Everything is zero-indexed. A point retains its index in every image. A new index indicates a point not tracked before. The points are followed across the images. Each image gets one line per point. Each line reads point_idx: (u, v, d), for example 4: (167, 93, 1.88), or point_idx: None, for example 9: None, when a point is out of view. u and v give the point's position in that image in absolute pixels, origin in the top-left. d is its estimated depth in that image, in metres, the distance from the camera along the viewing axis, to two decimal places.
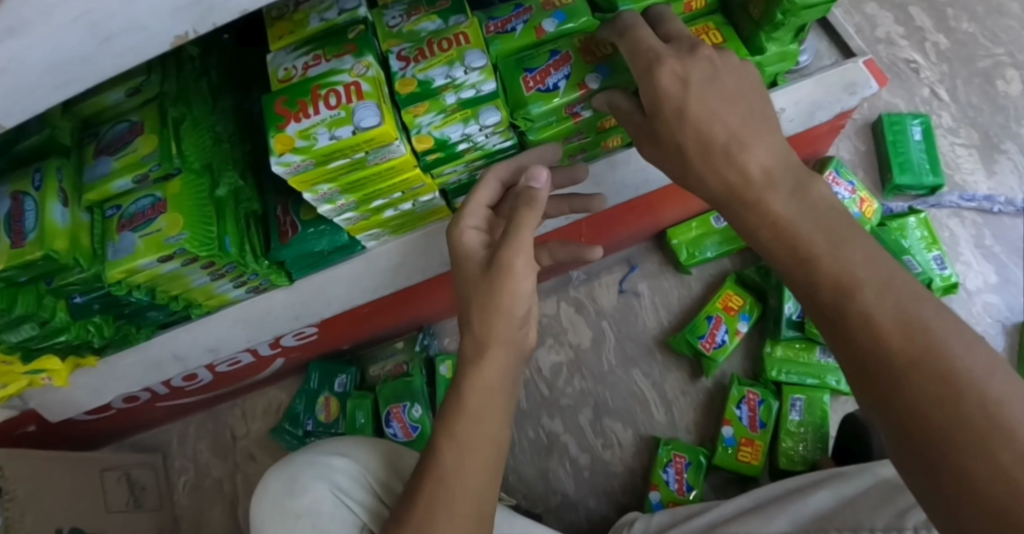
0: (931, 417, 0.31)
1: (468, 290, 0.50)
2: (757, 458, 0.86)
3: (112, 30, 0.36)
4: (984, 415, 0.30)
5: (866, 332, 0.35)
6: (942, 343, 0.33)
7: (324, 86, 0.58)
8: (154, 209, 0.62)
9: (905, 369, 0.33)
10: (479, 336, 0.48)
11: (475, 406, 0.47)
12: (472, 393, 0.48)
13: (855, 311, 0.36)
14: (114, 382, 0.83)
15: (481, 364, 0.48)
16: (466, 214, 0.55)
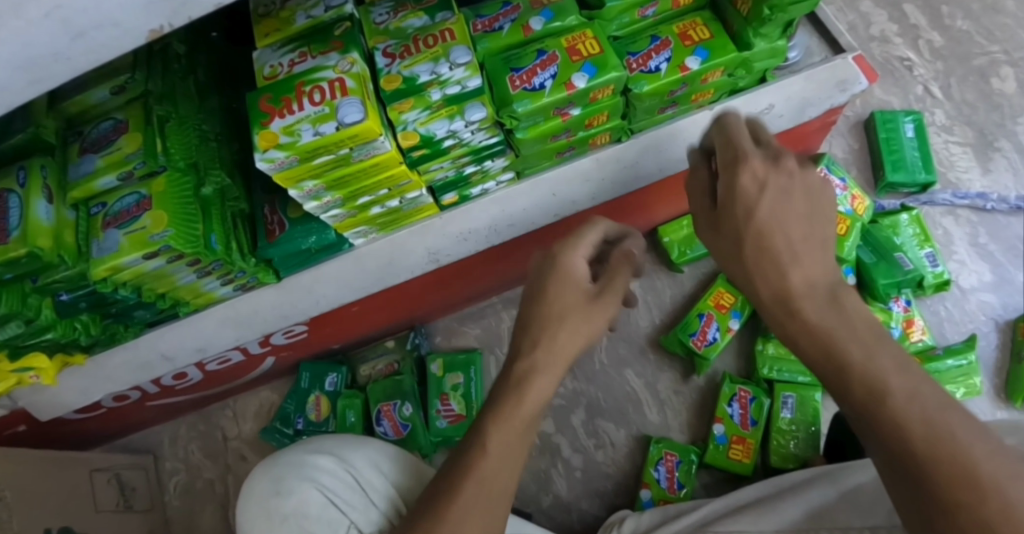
0: (955, 520, 0.31)
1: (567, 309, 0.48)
2: (749, 456, 0.86)
3: (86, 25, 0.36)
4: (1008, 520, 0.30)
5: (888, 428, 0.33)
6: (964, 446, 0.31)
7: (308, 83, 0.58)
8: (139, 207, 0.62)
9: (931, 475, 0.32)
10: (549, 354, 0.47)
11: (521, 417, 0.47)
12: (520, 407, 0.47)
13: (879, 410, 0.34)
14: (103, 383, 0.83)
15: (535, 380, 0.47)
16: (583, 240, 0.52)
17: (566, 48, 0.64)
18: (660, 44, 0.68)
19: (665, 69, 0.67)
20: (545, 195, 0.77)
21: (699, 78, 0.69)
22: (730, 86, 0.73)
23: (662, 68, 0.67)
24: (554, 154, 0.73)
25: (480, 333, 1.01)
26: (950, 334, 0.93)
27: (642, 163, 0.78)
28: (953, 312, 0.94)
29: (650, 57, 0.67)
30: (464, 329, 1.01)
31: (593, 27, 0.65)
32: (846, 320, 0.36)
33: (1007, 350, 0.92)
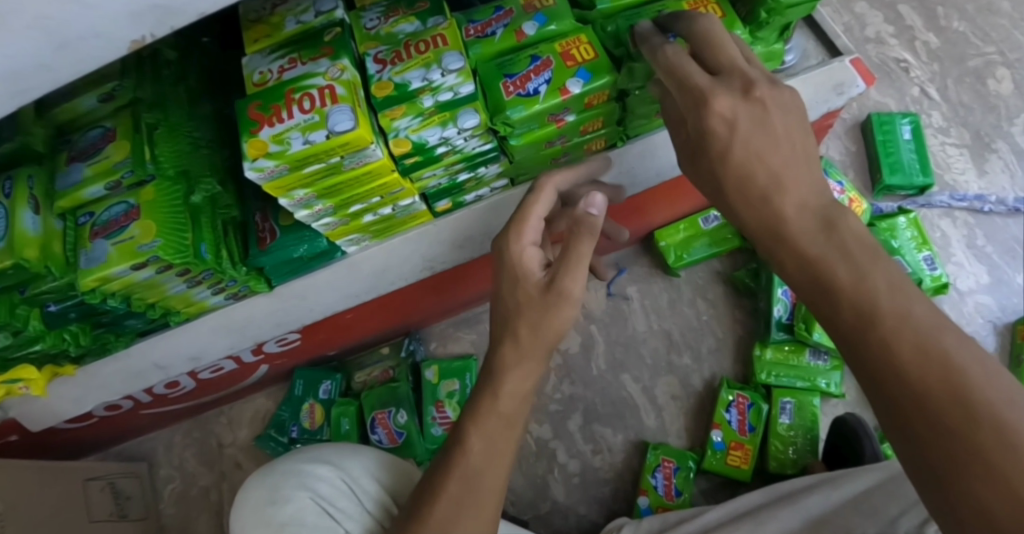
0: (942, 412, 0.29)
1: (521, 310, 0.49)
2: (747, 462, 0.85)
3: (69, 36, 0.35)
4: (989, 420, 0.28)
5: (878, 345, 0.32)
6: (959, 365, 0.30)
7: (298, 90, 0.57)
8: (128, 216, 0.61)
9: (916, 379, 0.30)
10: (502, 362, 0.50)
11: (478, 458, 0.49)
12: (475, 441, 0.49)
13: (887, 313, 0.32)
14: (96, 392, 0.82)
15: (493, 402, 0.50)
16: (528, 226, 0.52)
17: (559, 52, 0.63)
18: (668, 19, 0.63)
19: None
20: None
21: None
22: None
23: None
24: (549, 160, 0.72)
25: (476, 338, 1.00)
26: None
27: (637, 169, 0.77)
28: (951, 315, 0.93)
29: None
30: (459, 335, 1.00)
31: (588, 32, 0.64)
32: (836, 241, 0.36)
33: (1006, 353, 0.91)
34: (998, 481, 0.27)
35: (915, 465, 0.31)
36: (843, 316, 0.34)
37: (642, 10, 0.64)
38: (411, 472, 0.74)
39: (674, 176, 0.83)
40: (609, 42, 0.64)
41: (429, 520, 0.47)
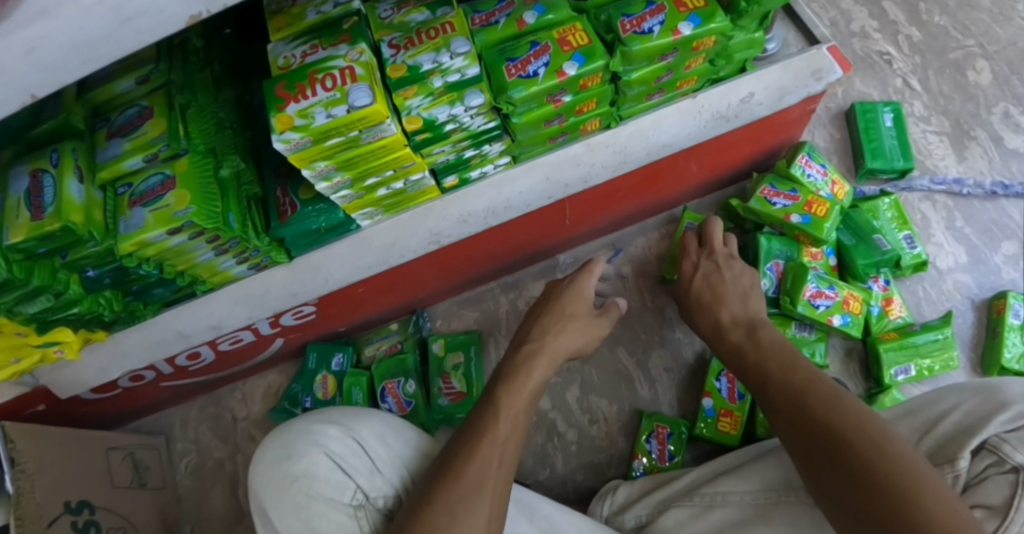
0: (890, 478, 0.46)
1: (560, 312, 0.83)
2: (736, 427, 0.90)
3: (132, 12, 0.41)
4: (928, 492, 0.44)
5: (800, 403, 0.57)
6: (910, 464, 0.47)
7: (320, 71, 0.63)
8: (163, 186, 0.67)
9: (856, 442, 0.50)
10: (533, 351, 0.76)
11: (505, 429, 0.63)
12: (502, 419, 0.63)
13: (818, 391, 0.57)
14: (122, 361, 0.87)
15: (510, 381, 0.70)
16: (584, 278, 0.88)
17: (557, 39, 0.69)
18: (655, 9, 0.69)
19: (658, 32, 0.68)
20: (541, 178, 0.82)
21: (690, 46, 0.70)
22: (711, 74, 0.79)
23: (655, 30, 0.68)
24: (548, 139, 0.78)
25: (479, 316, 1.05)
26: (928, 312, 0.97)
27: (630, 149, 0.82)
28: (929, 292, 0.98)
29: (644, 20, 0.68)
30: (463, 312, 1.06)
31: (582, 20, 0.70)
32: (791, 367, 0.63)
33: (982, 326, 0.96)
34: (920, 518, 0.42)
35: (849, 503, 0.47)
36: (787, 391, 0.60)
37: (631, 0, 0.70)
38: (436, 444, 0.81)
39: (664, 158, 0.88)
40: (602, 30, 0.71)
41: (464, 476, 0.56)
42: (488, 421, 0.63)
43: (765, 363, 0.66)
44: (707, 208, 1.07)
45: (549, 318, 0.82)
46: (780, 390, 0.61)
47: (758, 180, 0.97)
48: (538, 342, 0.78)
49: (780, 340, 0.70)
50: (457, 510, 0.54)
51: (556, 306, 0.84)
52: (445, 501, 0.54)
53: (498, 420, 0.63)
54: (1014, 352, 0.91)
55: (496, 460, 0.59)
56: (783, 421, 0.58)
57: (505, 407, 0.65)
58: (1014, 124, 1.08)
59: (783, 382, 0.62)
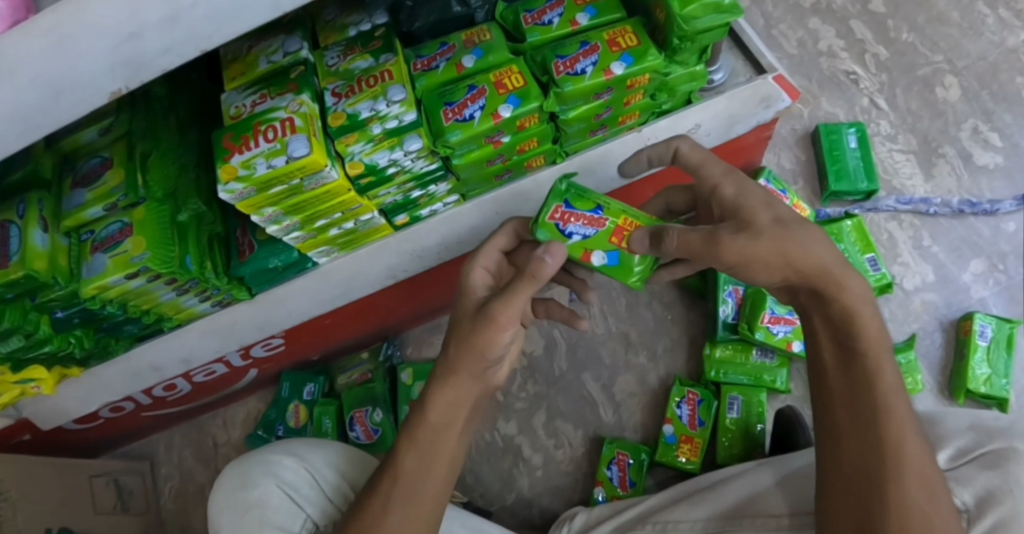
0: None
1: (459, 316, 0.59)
2: (697, 454, 0.90)
3: (64, 87, 0.44)
4: None
5: (861, 414, 0.51)
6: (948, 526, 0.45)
7: (264, 122, 0.66)
8: (122, 233, 0.70)
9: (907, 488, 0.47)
10: (450, 360, 0.57)
11: (410, 465, 0.57)
12: (406, 453, 0.57)
13: (886, 408, 0.51)
14: (100, 392, 0.91)
15: (444, 384, 0.57)
16: (480, 254, 0.63)
17: (493, 82, 0.71)
18: (588, 49, 0.71)
19: (590, 72, 0.70)
20: (491, 213, 0.84)
21: (625, 84, 0.72)
22: (654, 108, 0.80)
23: (588, 71, 0.70)
24: (493, 177, 0.80)
25: None
26: (894, 334, 0.96)
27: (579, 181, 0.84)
28: (896, 313, 0.97)
29: (577, 60, 0.70)
30: (434, 339, 1.08)
31: (518, 63, 0.72)
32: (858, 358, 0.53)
33: (951, 347, 0.95)
34: None
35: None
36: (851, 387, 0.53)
37: (567, 42, 0.73)
38: (373, 461, 0.82)
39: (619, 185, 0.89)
40: (538, 70, 0.73)
41: (368, 511, 0.56)
42: (399, 449, 0.58)
43: (824, 342, 0.55)
44: None
45: (468, 319, 0.57)
46: (843, 404, 0.53)
47: None
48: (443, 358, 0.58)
49: (866, 305, 0.53)
50: None
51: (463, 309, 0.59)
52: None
53: (408, 452, 0.57)
54: (980, 374, 0.90)
55: (404, 495, 0.55)
56: (839, 428, 0.52)
57: (413, 441, 0.58)
58: (983, 140, 1.07)
59: (849, 395, 0.53)
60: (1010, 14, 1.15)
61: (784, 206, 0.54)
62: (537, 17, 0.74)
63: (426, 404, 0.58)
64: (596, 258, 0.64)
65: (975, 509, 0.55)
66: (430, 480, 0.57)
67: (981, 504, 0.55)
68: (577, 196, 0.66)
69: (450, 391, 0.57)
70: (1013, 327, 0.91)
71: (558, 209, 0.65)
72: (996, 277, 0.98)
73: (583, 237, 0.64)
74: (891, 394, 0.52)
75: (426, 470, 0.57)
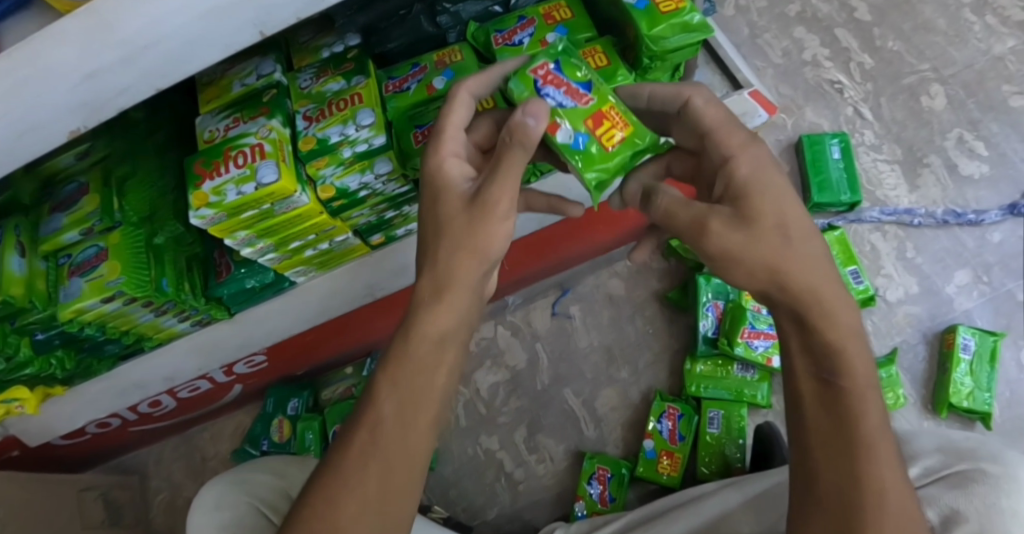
0: None
1: (436, 220, 0.45)
2: (677, 469, 0.90)
3: (23, 128, 0.45)
4: None
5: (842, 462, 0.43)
6: None
7: (234, 148, 0.67)
8: (98, 257, 0.71)
9: None
10: (437, 279, 0.44)
11: (388, 417, 0.42)
12: (384, 402, 0.43)
13: (867, 458, 0.43)
14: (86, 410, 0.91)
15: (434, 308, 0.44)
16: (446, 137, 0.47)
17: None
18: None
19: None
20: None
21: None
22: None
23: None
24: None
25: None
26: (876, 346, 0.96)
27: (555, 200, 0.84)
28: (879, 326, 0.96)
29: None
30: None
31: None
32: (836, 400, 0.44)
33: (934, 360, 0.94)
34: None
35: None
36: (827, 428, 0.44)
37: None
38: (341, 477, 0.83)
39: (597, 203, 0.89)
40: None
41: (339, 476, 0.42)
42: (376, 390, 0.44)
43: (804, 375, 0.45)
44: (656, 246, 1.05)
45: (450, 224, 0.44)
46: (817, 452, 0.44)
47: None
48: (422, 283, 0.45)
49: (854, 340, 0.43)
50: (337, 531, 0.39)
51: (443, 210, 0.45)
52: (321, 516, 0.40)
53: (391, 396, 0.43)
54: (963, 388, 0.89)
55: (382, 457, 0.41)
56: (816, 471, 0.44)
57: (391, 381, 0.43)
58: (968, 150, 1.06)
59: (822, 442, 0.44)
60: (996, 21, 1.14)
61: (792, 207, 0.43)
62: (508, 37, 0.73)
63: (412, 332, 0.44)
64: (562, 134, 0.50)
65: (940, 527, 0.56)
66: (416, 442, 0.42)
67: (946, 523, 0.56)
68: (567, 62, 0.53)
69: (443, 316, 0.44)
70: (996, 340, 0.91)
71: (541, 64, 0.52)
72: (980, 288, 0.97)
73: (556, 98, 0.51)
74: (876, 439, 0.43)
75: (410, 425, 0.42)
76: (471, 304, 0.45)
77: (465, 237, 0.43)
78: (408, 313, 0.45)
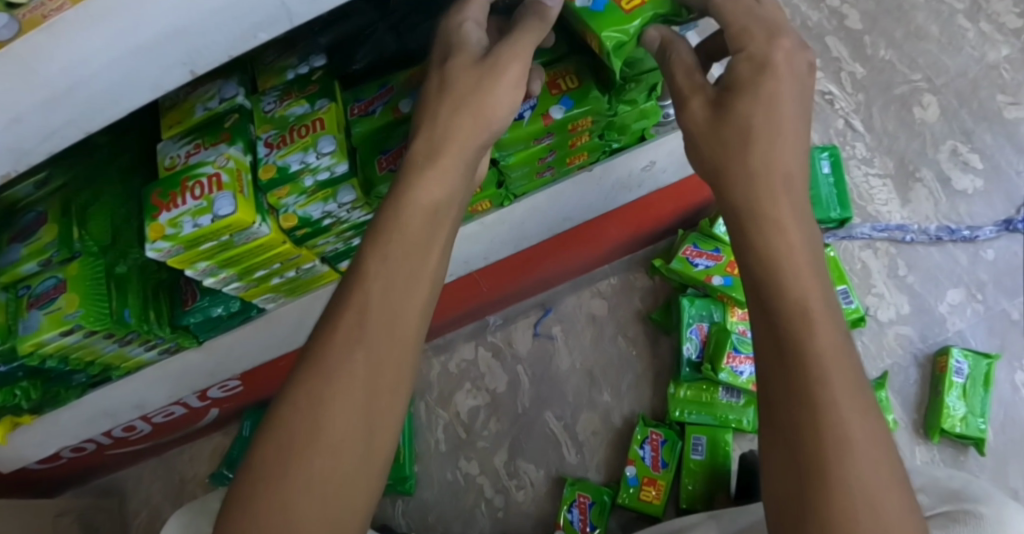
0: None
1: (444, 83, 0.46)
2: (659, 497, 0.88)
3: None
4: None
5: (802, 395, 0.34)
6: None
7: (191, 178, 0.64)
8: (56, 289, 0.69)
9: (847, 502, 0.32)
10: (436, 142, 0.44)
11: (372, 294, 0.40)
12: (364, 285, 0.40)
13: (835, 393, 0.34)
14: (56, 437, 0.89)
15: (429, 171, 0.44)
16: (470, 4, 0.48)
17: None
18: None
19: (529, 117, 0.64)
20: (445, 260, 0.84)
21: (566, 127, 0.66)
22: (606, 148, 0.75)
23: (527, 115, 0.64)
24: None
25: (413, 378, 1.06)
26: (867, 369, 0.93)
27: (529, 224, 0.82)
28: (870, 346, 0.94)
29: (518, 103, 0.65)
30: None
31: None
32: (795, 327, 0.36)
33: (927, 383, 0.91)
34: None
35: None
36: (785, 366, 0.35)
37: None
38: None
39: (572, 225, 0.87)
40: None
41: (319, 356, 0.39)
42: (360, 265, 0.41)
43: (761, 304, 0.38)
44: (640, 264, 1.03)
45: (456, 83, 0.45)
46: (778, 434, 0.35)
47: (682, 238, 0.95)
48: (421, 145, 0.45)
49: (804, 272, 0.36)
50: (319, 410, 0.37)
51: (453, 66, 0.46)
52: (301, 397, 0.37)
53: (374, 276, 0.41)
54: (955, 414, 0.86)
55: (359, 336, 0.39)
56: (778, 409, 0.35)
57: (374, 262, 0.41)
58: (962, 162, 1.03)
59: (783, 420, 0.35)
60: (991, 28, 1.10)
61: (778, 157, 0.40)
62: None
63: (405, 200, 0.43)
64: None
65: None
66: (401, 322, 0.40)
67: None
68: None
69: (434, 184, 0.43)
70: (991, 363, 0.88)
71: None
72: (974, 308, 0.94)
73: None
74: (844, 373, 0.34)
75: (402, 304, 0.40)
76: (463, 174, 0.45)
77: (468, 96, 0.44)
78: (396, 186, 0.44)
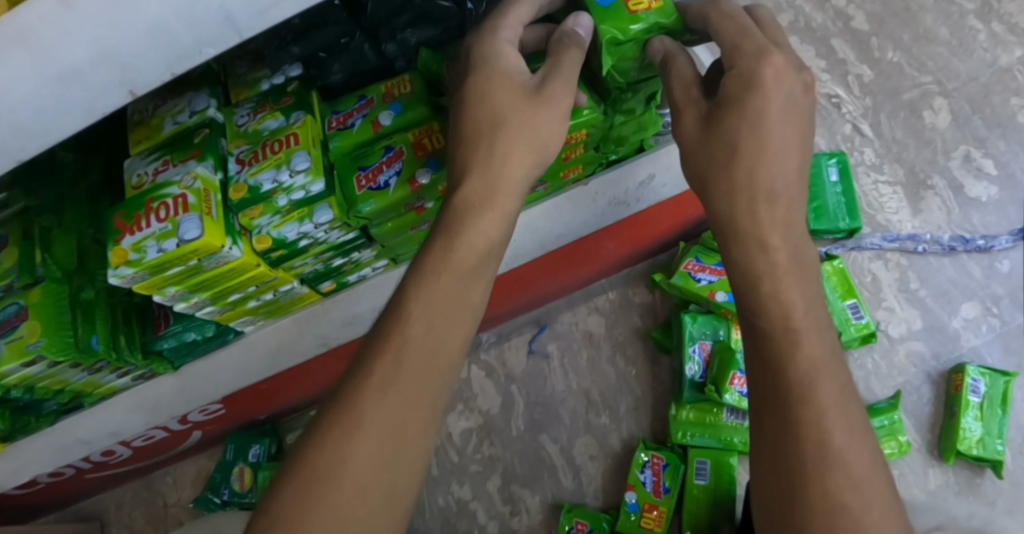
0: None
1: (484, 119, 0.46)
2: (660, 525, 0.83)
3: None
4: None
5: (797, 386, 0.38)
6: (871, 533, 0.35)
7: (156, 199, 0.60)
8: (17, 317, 0.64)
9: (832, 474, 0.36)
10: (489, 185, 0.44)
11: (419, 329, 0.40)
12: (416, 319, 0.40)
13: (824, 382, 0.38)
14: (28, 465, 0.84)
15: (483, 213, 0.44)
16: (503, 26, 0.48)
17: (411, 143, 0.64)
18: None
19: None
20: None
21: None
22: (601, 160, 0.71)
23: None
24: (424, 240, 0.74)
25: None
26: (878, 389, 0.88)
27: (521, 242, 0.78)
28: (880, 365, 0.89)
29: None
30: None
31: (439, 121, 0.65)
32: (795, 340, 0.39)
33: (941, 403, 0.87)
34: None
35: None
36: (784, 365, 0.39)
37: None
38: None
39: (568, 242, 0.83)
40: None
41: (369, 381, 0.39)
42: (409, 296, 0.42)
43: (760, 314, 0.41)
44: (638, 279, 0.98)
45: (502, 128, 0.45)
46: (766, 416, 0.39)
47: (684, 251, 0.91)
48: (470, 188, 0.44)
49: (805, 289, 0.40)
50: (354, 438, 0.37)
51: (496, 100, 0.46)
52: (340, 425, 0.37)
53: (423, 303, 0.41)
54: (971, 436, 0.82)
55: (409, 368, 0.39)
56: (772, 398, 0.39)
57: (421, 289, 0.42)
58: (976, 169, 0.98)
59: (773, 412, 0.38)
60: (1003, 29, 1.05)
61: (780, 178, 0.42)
62: None
63: (455, 238, 0.43)
64: None
65: None
66: (443, 352, 0.40)
67: None
68: None
69: (489, 226, 0.44)
70: (1009, 381, 0.84)
71: None
72: (989, 322, 0.90)
73: None
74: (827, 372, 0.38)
75: (447, 333, 0.41)
76: (514, 214, 0.45)
77: (524, 129, 0.45)
78: (446, 221, 0.44)
